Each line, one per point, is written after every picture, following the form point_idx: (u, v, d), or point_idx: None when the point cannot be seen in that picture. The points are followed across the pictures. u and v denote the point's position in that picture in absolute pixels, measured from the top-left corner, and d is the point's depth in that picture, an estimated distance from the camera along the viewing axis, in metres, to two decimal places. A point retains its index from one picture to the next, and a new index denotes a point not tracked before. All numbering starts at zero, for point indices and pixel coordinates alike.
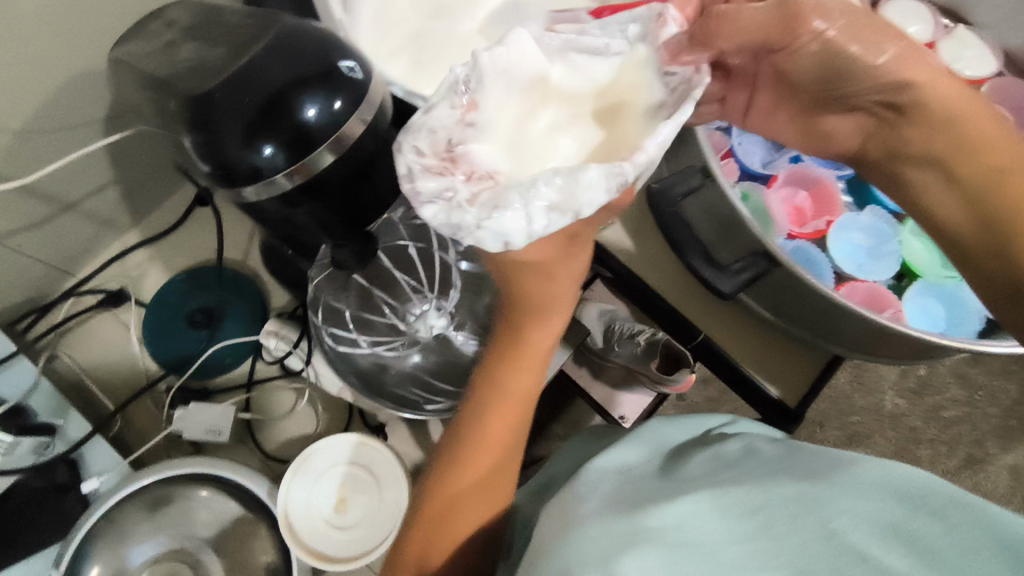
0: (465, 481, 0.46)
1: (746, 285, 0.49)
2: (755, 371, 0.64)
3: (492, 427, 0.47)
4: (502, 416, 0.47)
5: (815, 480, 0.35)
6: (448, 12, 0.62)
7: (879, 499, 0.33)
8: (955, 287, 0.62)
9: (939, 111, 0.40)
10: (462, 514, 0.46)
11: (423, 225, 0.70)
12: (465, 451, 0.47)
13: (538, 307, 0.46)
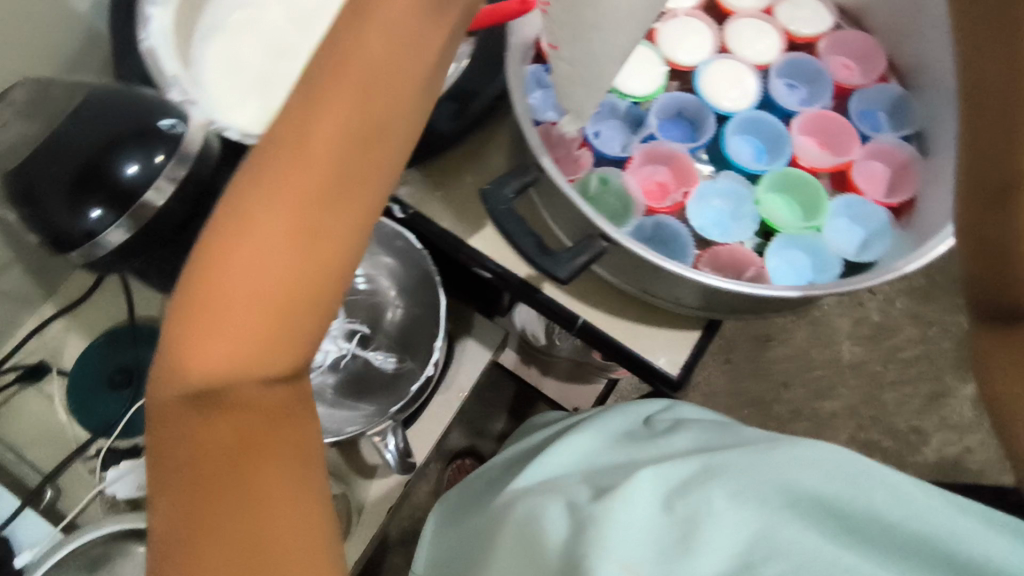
0: (202, 463, 0.26)
1: (583, 267, 0.51)
2: (640, 347, 0.65)
3: (232, 337, 0.25)
4: (234, 321, 0.25)
5: (753, 453, 0.44)
6: (294, 52, 0.66)
7: (818, 476, 0.41)
8: (812, 237, 0.65)
9: None
10: (211, 522, 0.26)
11: None
12: (184, 409, 0.25)
13: (352, 44, 0.24)
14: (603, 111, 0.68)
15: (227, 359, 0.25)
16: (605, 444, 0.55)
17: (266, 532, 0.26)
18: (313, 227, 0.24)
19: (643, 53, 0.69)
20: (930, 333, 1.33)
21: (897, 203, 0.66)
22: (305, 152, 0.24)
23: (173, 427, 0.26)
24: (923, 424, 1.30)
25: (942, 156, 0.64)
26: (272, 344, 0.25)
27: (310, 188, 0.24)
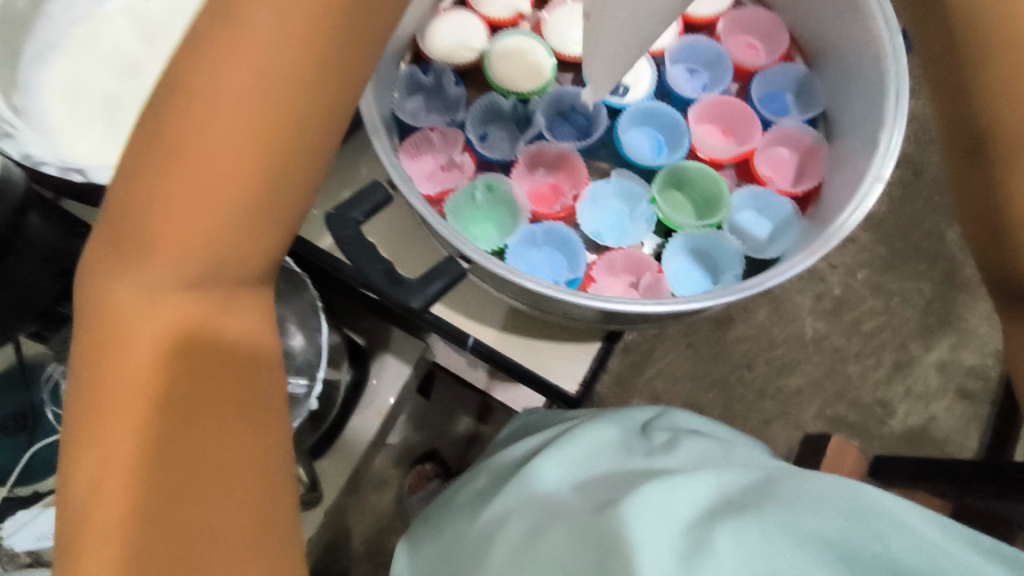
0: (145, 361, 0.29)
1: (438, 295, 0.47)
2: (535, 364, 0.61)
3: (171, 223, 0.28)
4: (183, 207, 0.28)
5: (760, 492, 0.41)
6: (140, 68, 0.61)
7: (827, 515, 0.38)
8: (713, 235, 0.60)
9: None
10: (143, 428, 0.28)
11: None
12: (140, 286, 0.29)
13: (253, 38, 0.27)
14: (488, 112, 0.65)
15: (181, 239, 0.29)
16: (616, 456, 0.48)
17: (193, 449, 0.28)
18: (269, 138, 0.28)
19: (530, 47, 0.65)
20: (893, 304, 1.17)
21: (802, 191, 0.62)
22: (250, 58, 0.27)
23: (126, 312, 0.29)
24: (892, 399, 1.15)
25: (844, 140, 0.60)
26: (210, 226, 0.29)
27: (256, 90, 0.27)
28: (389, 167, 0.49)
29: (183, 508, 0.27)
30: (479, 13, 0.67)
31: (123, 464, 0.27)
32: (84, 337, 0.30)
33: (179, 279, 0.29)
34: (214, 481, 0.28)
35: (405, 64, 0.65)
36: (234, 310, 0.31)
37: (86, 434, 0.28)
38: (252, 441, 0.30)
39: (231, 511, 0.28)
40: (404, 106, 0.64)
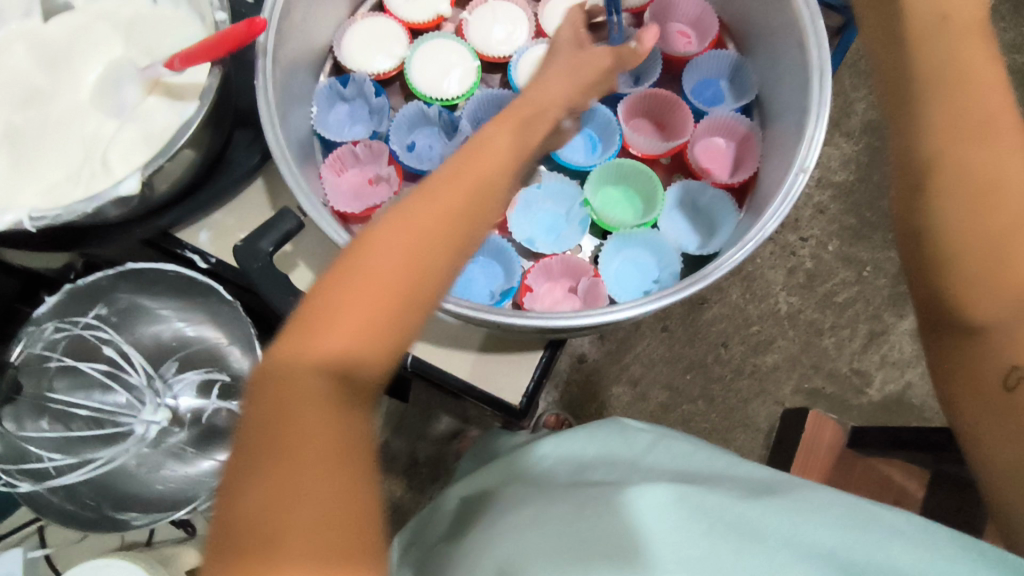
0: (301, 426, 0.29)
1: None
2: (477, 378, 0.60)
3: (379, 283, 0.31)
4: (370, 289, 0.31)
5: (765, 494, 0.43)
6: (44, 95, 0.58)
7: (828, 523, 0.39)
8: (650, 234, 0.59)
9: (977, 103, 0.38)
10: (322, 433, 0.29)
11: (124, 314, 0.65)
12: (310, 351, 0.30)
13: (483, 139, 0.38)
14: (412, 120, 0.63)
15: (356, 329, 0.31)
16: (616, 460, 0.51)
17: (292, 518, 0.27)
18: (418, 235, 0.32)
19: (451, 49, 0.64)
20: (865, 274, 1.16)
21: (739, 182, 0.61)
22: (491, 158, 0.36)
23: (322, 397, 0.30)
24: (868, 368, 1.14)
25: (776, 128, 0.58)
26: (375, 324, 0.31)
27: (466, 198, 0.34)
28: (297, 194, 0.48)
29: (298, 540, 0.27)
30: (397, 17, 0.65)
31: (279, 498, 0.28)
32: (260, 395, 0.30)
33: (345, 352, 0.31)
34: (319, 527, 0.28)
35: (326, 78, 0.64)
36: (321, 411, 0.30)
37: (251, 465, 0.29)
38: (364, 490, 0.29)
39: (331, 546, 0.27)
40: (326, 119, 0.62)
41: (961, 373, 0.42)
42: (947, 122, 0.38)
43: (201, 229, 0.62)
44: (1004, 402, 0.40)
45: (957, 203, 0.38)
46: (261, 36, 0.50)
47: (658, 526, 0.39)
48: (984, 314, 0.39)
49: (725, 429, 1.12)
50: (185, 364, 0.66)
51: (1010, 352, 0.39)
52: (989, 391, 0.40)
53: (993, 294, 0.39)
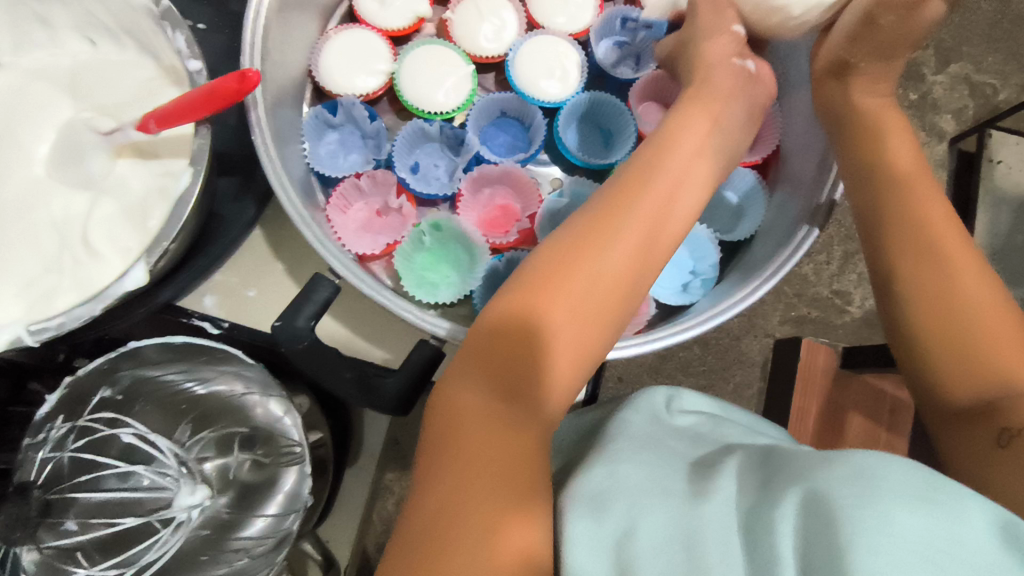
0: (468, 382, 0.39)
1: (413, 393, 0.45)
2: None
3: (547, 293, 0.39)
4: (546, 299, 0.39)
5: (818, 462, 0.36)
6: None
7: (899, 495, 0.32)
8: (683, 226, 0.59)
9: (920, 205, 0.45)
10: (482, 402, 0.38)
11: (124, 393, 0.59)
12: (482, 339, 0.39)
13: (649, 169, 0.44)
14: (413, 139, 0.58)
15: (521, 345, 0.38)
16: (657, 440, 0.45)
17: (453, 481, 0.35)
18: (595, 230, 0.41)
19: (441, 55, 0.59)
20: None
21: (761, 158, 0.60)
22: (662, 198, 0.43)
23: (486, 405, 0.38)
24: (847, 288, 1.14)
25: (793, 101, 0.59)
26: (563, 316, 0.38)
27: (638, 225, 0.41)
28: (330, 258, 0.45)
29: (460, 522, 0.34)
30: (376, 27, 0.59)
31: (467, 458, 0.36)
32: (439, 403, 0.39)
33: (518, 361, 0.38)
34: (477, 516, 0.34)
35: (309, 107, 0.58)
36: (457, 386, 0.39)
37: (438, 445, 0.37)
38: (519, 481, 0.36)
39: (490, 515, 0.34)
40: (319, 153, 0.57)
41: (953, 464, 0.41)
42: (905, 213, 0.45)
43: (206, 293, 0.58)
44: (1000, 464, 0.37)
45: (912, 298, 0.43)
46: (254, 90, 0.45)
47: (715, 541, 0.34)
48: (961, 401, 0.40)
49: (722, 369, 1.12)
50: (201, 425, 0.62)
51: (1000, 417, 0.38)
52: (984, 456, 0.38)
53: (997, 402, 0.39)
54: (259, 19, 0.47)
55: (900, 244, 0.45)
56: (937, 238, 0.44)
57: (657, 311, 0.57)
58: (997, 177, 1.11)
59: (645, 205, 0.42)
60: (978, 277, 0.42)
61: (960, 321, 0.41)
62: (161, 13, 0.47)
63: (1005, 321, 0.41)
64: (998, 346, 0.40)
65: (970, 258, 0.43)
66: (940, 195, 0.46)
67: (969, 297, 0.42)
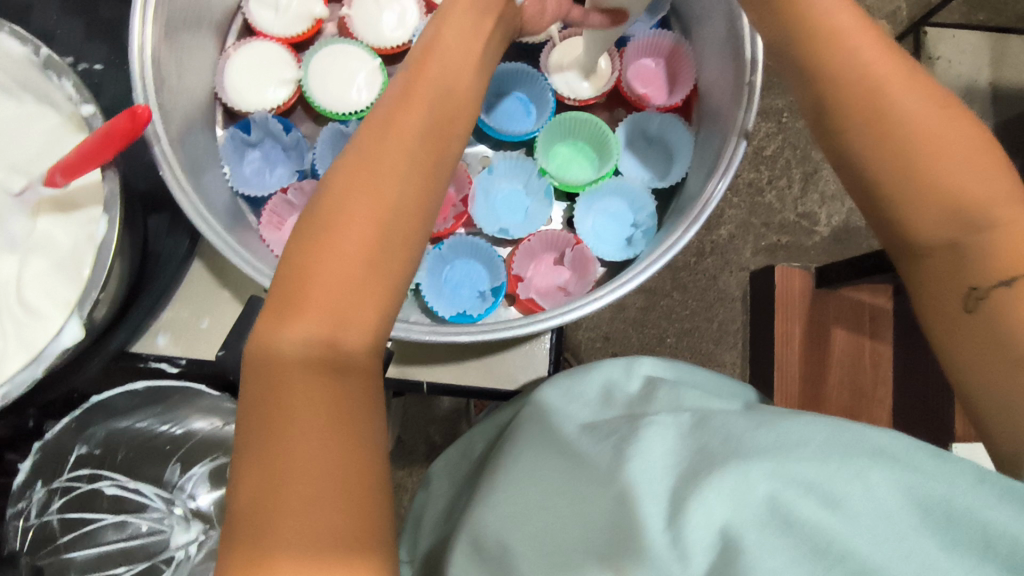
0: (328, 291, 0.31)
1: None
2: (499, 377, 0.59)
3: (348, 222, 0.32)
4: (351, 223, 0.32)
5: (750, 424, 0.40)
6: None
7: (805, 458, 0.36)
8: (613, 181, 0.59)
9: (855, 43, 0.42)
10: (301, 369, 0.30)
11: (102, 447, 0.57)
12: (329, 252, 0.32)
13: (390, 121, 0.35)
14: (334, 142, 0.58)
15: (333, 286, 0.32)
16: (600, 418, 0.47)
17: (294, 443, 0.29)
18: (371, 166, 0.34)
19: (345, 53, 0.59)
20: (784, 120, 1.16)
21: (682, 100, 0.61)
22: (426, 145, 0.35)
23: (313, 375, 0.30)
24: (812, 209, 1.15)
25: (701, 38, 0.58)
26: (377, 227, 0.33)
27: (425, 129, 0.36)
28: (261, 280, 0.45)
29: (310, 502, 0.28)
30: (271, 36, 0.59)
31: (313, 505, 0.28)
32: (252, 372, 0.31)
33: (323, 325, 0.31)
34: (312, 489, 0.28)
35: (224, 130, 0.58)
36: (312, 300, 0.31)
37: (252, 437, 0.29)
38: (360, 446, 0.30)
39: (338, 464, 0.29)
40: (242, 173, 0.57)
41: (924, 302, 0.42)
42: (849, 60, 0.42)
43: (158, 332, 0.58)
44: (965, 328, 0.40)
45: (860, 128, 0.41)
46: (150, 123, 0.44)
47: (643, 503, 0.37)
48: (926, 238, 0.41)
49: (705, 309, 1.13)
50: (189, 461, 0.58)
51: (964, 277, 0.40)
52: (951, 313, 0.40)
53: (964, 241, 0.39)
54: (144, 48, 0.46)
55: (850, 95, 0.42)
56: (884, 77, 0.41)
57: (604, 270, 0.59)
58: (940, 72, 1.11)
59: (432, 142, 0.36)
60: (928, 104, 0.41)
61: (914, 151, 0.40)
62: (43, 62, 0.46)
63: (965, 139, 0.40)
64: (965, 178, 0.39)
65: (909, 83, 0.41)
66: (874, 31, 0.42)
67: (923, 132, 0.40)
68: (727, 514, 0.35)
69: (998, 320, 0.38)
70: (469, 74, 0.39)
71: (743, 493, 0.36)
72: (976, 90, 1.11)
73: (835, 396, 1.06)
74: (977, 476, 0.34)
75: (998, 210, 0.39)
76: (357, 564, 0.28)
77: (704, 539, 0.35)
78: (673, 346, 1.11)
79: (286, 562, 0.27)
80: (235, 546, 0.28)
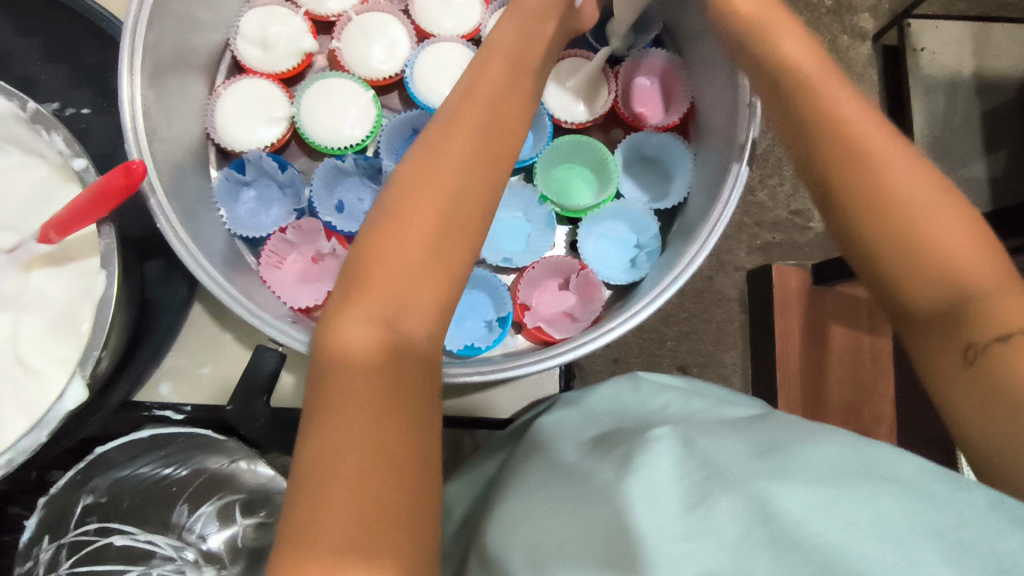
0: (391, 278, 0.35)
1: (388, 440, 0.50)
2: (506, 406, 0.59)
3: (406, 224, 0.35)
4: (413, 221, 0.35)
5: (765, 447, 0.40)
6: None
7: (819, 481, 0.36)
8: (615, 205, 0.59)
9: (829, 94, 0.43)
10: (370, 347, 0.33)
11: (108, 496, 0.56)
12: (395, 242, 0.35)
13: (437, 145, 0.38)
14: (331, 178, 0.57)
15: (395, 273, 0.35)
16: (605, 438, 0.47)
17: (354, 413, 0.31)
18: (432, 174, 0.37)
19: (339, 87, 0.58)
20: (772, 120, 1.16)
21: (679, 118, 0.61)
22: (474, 168, 0.38)
23: (377, 352, 0.33)
24: (805, 206, 1.15)
25: (696, 56, 0.58)
26: (430, 231, 0.36)
27: (473, 153, 0.38)
28: (265, 329, 0.45)
29: (359, 475, 0.30)
30: (263, 73, 0.59)
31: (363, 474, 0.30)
32: (321, 343, 0.34)
33: (385, 308, 0.34)
34: (365, 459, 0.30)
35: (217, 170, 0.57)
36: (379, 285, 0.35)
37: (318, 395, 0.32)
38: (411, 421, 0.32)
39: (392, 433, 0.31)
40: (238, 215, 0.56)
41: (919, 362, 0.40)
42: (821, 107, 0.43)
43: (160, 381, 0.58)
44: (968, 388, 0.37)
45: (835, 175, 0.42)
46: (145, 175, 0.44)
47: (647, 521, 0.37)
48: (918, 305, 0.39)
49: (703, 311, 1.12)
50: (196, 502, 0.58)
51: (961, 334, 0.37)
52: (954, 374, 0.38)
53: (957, 300, 0.38)
54: (134, 100, 0.45)
55: (823, 143, 0.42)
56: (855, 126, 0.42)
57: (609, 293, 0.58)
58: (924, 63, 1.12)
59: (483, 163, 0.39)
60: (909, 165, 0.41)
61: (893, 199, 0.40)
62: (30, 116, 0.45)
63: (933, 197, 0.40)
64: (944, 225, 0.39)
65: (891, 144, 0.42)
66: (847, 87, 0.44)
67: (894, 188, 0.40)
68: (737, 537, 0.35)
69: (1000, 377, 0.35)
70: (519, 103, 0.42)
71: (756, 514, 0.36)
72: (960, 82, 1.12)
73: (837, 393, 1.07)
74: (988, 504, 0.34)
75: (979, 275, 0.38)
76: (399, 527, 0.30)
77: (709, 562, 0.35)
78: (674, 349, 1.10)
79: (335, 510, 0.29)
80: (292, 488, 0.30)
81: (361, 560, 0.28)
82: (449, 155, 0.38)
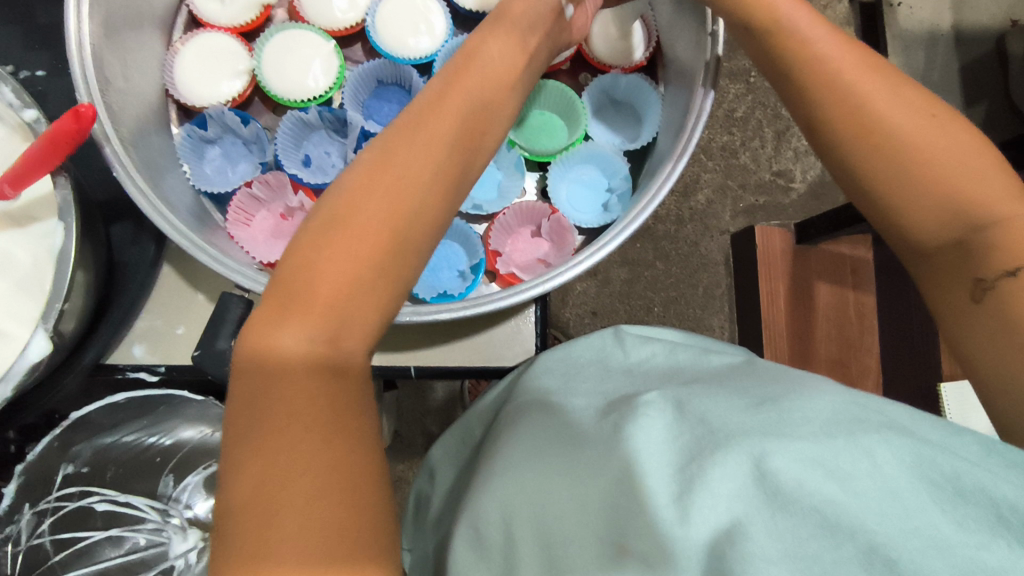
0: (328, 292, 0.33)
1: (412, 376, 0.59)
2: (490, 357, 0.58)
3: (354, 238, 0.34)
4: (360, 228, 0.34)
5: (760, 401, 0.40)
6: None
7: (814, 436, 0.35)
8: (585, 148, 0.59)
9: (823, 48, 0.44)
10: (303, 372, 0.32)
11: (90, 467, 0.56)
12: (337, 254, 0.34)
13: (392, 148, 0.36)
14: (296, 133, 0.56)
15: (337, 288, 0.33)
16: (599, 392, 0.47)
17: (290, 435, 0.30)
18: (383, 179, 0.35)
19: (297, 37, 0.57)
20: (753, 81, 1.15)
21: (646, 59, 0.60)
22: (427, 180, 0.36)
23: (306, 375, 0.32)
24: (787, 166, 1.15)
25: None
26: (376, 243, 0.34)
27: (433, 172, 0.37)
28: (231, 276, 0.44)
29: (303, 494, 0.29)
30: (219, 27, 0.58)
31: (307, 492, 0.29)
32: (246, 359, 0.33)
33: (325, 327, 0.33)
34: (312, 477, 0.30)
35: (179, 128, 0.56)
36: (317, 296, 0.33)
37: (253, 415, 0.31)
38: (358, 434, 0.32)
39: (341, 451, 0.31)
40: (204, 172, 0.55)
41: (932, 292, 0.43)
42: (814, 58, 0.44)
43: (132, 343, 0.56)
44: (976, 318, 0.40)
45: (841, 125, 0.43)
46: (97, 121, 0.43)
47: (657, 499, 0.36)
48: (930, 238, 0.41)
49: (688, 276, 1.12)
50: (183, 471, 0.57)
51: (970, 266, 0.40)
52: (965, 307, 0.40)
53: (968, 239, 0.40)
54: (83, 47, 0.44)
55: (819, 92, 0.44)
56: (847, 76, 0.43)
57: (583, 238, 0.58)
58: (902, 18, 1.11)
59: (436, 172, 0.37)
60: (926, 126, 0.41)
61: (901, 147, 0.41)
62: None
63: (946, 140, 0.41)
64: (951, 163, 0.40)
65: (908, 107, 0.42)
66: (833, 34, 0.45)
67: (904, 135, 0.41)
68: (734, 508, 0.34)
69: (1005, 309, 0.38)
70: (482, 106, 0.40)
71: (758, 476, 0.35)
72: (938, 36, 1.11)
73: (824, 350, 1.07)
74: (984, 449, 0.34)
75: (994, 205, 0.40)
76: (369, 533, 0.30)
77: (716, 520, 0.34)
78: (661, 316, 1.11)
79: (287, 541, 0.28)
80: (245, 481, 0.30)
81: (325, 551, 0.28)
82: (402, 159, 0.36)
